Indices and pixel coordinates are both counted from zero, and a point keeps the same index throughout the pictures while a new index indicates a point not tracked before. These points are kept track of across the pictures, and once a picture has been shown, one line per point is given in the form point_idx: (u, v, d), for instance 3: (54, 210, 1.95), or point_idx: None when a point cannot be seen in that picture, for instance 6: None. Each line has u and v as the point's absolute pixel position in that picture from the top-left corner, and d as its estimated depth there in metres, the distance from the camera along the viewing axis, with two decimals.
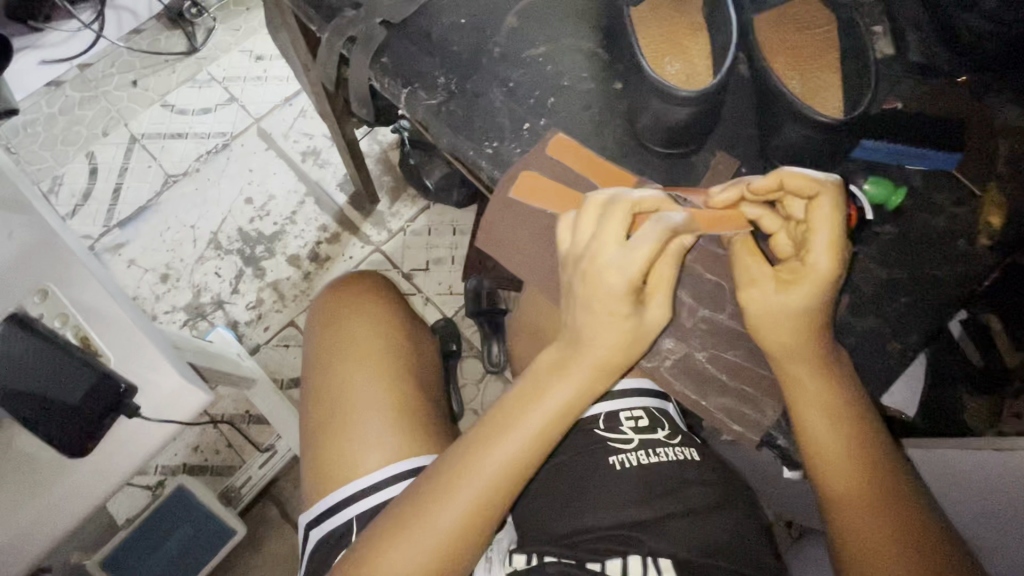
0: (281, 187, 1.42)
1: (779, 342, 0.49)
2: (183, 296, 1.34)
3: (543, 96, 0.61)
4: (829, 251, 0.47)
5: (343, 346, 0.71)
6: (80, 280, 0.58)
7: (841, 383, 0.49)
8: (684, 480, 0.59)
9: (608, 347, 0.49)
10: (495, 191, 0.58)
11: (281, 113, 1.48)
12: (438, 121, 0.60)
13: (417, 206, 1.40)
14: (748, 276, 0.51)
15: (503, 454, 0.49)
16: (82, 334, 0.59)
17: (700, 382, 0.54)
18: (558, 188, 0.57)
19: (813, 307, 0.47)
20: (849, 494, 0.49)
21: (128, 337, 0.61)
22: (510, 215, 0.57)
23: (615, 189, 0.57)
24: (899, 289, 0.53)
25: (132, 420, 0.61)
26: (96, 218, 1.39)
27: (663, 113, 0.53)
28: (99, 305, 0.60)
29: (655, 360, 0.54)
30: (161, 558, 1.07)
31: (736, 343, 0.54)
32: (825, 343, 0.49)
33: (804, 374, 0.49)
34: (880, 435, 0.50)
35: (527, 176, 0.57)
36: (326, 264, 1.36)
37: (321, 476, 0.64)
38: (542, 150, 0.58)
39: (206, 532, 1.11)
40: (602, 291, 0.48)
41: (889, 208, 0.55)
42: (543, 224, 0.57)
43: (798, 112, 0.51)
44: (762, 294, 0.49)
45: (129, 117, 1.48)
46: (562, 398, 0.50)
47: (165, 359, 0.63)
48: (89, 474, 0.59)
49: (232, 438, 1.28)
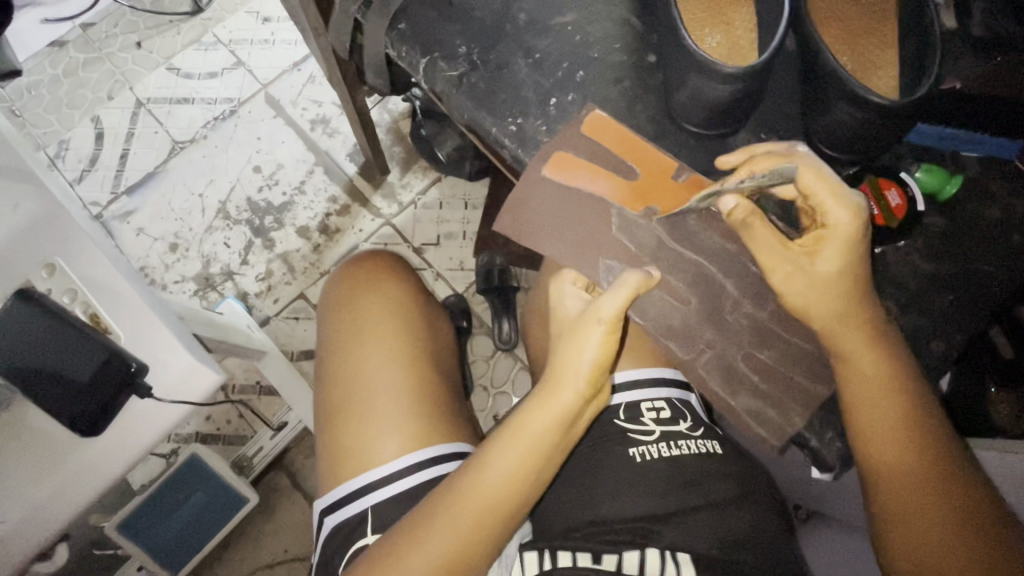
0: (290, 156, 1.38)
1: (832, 317, 0.48)
2: (193, 266, 1.32)
3: (570, 69, 0.57)
4: (835, 194, 0.46)
5: (360, 326, 0.68)
6: (91, 254, 0.59)
7: (900, 366, 0.47)
8: (706, 474, 0.57)
9: (570, 406, 0.49)
10: (524, 169, 0.54)
11: (290, 78, 1.43)
12: (459, 95, 0.57)
13: (428, 177, 1.37)
14: (779, 256, 0.48)
15: (473, 504, 0.49)
16: (91, 310, 0.59)
17: (727, 378, 0.52)
18: (594, 169, 0.53)
19: (852, 265, 0.47)
20: (902, 477, 0.47)
21: (135, 315, 0.60)
22: (534, 194, 0.53)
23: (659, 174, 0.53)
24: (946, 287, 0.50)
25: (143, 401, 0.59)
26: (104, 185, 1.37)
27: (704, 91, 0.49)
28: (105, 279, 0.59)
29: (693, 354, 0.52)
30: (177, 521, 1.10)
31: (770, 341, 0.52)
32: (874, 319, 0.47)
33: (858, 350, 0.47)
34: (940, 420, 0.48)
35: (563, 157, 0.54)
36: (335, 237, 1.33)
37: (334, 463, 0.63)
38: (580, 128, 0.54)
39: (219, 498, 1.13)
40: (571, 366, 0.49)
41: (940, 199, 0.51)
42: (572, 206, 0.53)
43: (851, 92, 0.47)
44: (800, 264, 0.48)
45: (134, 80, 1.44)
46: (526, 450, 0.49)
47: (175, 338, 0.60)
48: (100, 456, 0.58)
49: (244, 409, 1.29)
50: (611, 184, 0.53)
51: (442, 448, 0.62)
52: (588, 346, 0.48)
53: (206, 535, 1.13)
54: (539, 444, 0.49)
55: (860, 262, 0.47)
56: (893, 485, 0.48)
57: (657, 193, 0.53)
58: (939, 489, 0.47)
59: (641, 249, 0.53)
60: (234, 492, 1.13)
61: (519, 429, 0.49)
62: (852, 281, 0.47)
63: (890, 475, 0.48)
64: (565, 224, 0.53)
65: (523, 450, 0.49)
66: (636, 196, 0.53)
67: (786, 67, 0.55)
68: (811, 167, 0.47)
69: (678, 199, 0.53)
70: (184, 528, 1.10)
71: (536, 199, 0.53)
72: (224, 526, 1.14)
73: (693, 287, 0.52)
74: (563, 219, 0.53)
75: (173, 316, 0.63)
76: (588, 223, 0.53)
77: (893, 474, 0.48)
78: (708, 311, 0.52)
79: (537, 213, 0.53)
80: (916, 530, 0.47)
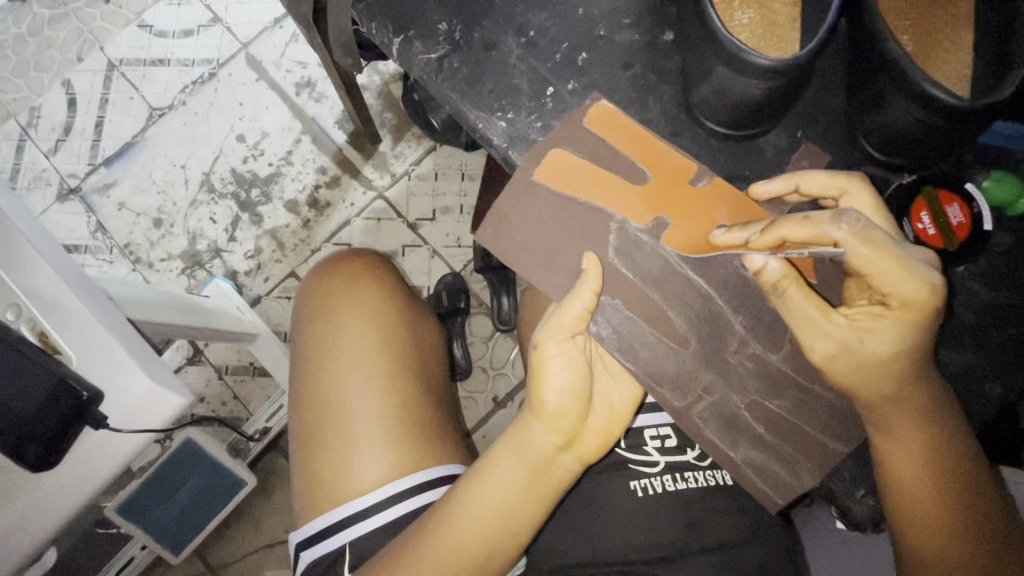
0: (275, 124, 1.17)
1: (871, 392, 0.44)
2: (178, 243, 1.13)
3: (571, 50, 0.48)
4: (908, 271, 0.41)
5: (335, 346, 0.62)
6: (32, 263, 0.48)
7: (935, 416, 0.44)
8: (713, 511, 0.53)
9: (545, 453, 0.47)
10: (518, 167, 0.46)
11: (271, 36, 1.20)
12: (440, 82, 0.48)
13: (423, 146, 1.16)
14: (821, 327, 0.43)
15: (450, 555, 0.47)
16: (38, 328, 0.48)
17: (732, 432, 0.47)
18: (596, 173, 0.46)
19: (912, 348, 0.42)
20: (925, 524, 0.45)
21: (87, 332, 0.49)
22: (524, 205, 0.46)
23: (672, 180, 0.46)
24: (1009, 319, 0.44)
25: (99, 431, 0.49)
26: (80, 155, 1.16)
27: (729, 84, 0.41)
28: (52, 290, 0.49)
29: (689, 401, 0.46)
30: (176, 504, 0.95)
31: (783, 391, 0.47)
32: (923, 380, 0.43)
33: (894, 412, 0.44)
34: (977, 465, 0.45)
35: (560, 155, 0.46)
36: (326, 212, 1.14)
37: (312, 489, 0.59)
38: (582, 123, 0.47)
39: (218, 482, 0.97)
40: (545, 417, 0.46)
41: (1011, 212, 0.45)
42: (570, 221, 0.46)
43: (914, 87, 0.38)
44: (853, 334, 0.43)
45: (105, 39, 1.20)
46: (502, 498, 0.47)
47: (136, 359, 0.50)
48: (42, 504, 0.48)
49: (240, 389, 1.09)
50: (614, 193, 0.46)
51: (422, 476, 0.57)
52: (553, 372, 0.45)
53: (205, 522, 0.98)
54: (518, 496, 0.47)
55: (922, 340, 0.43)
56: (915, 529, 0.46)
57: (667, 202, 0.46)
58: (959, 532, 0.45)
59: (642, 279, 0.46)
60: (231, 477, 0.97)
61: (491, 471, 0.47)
62: (903, 363, 0.43)
63: (913, 519, 0.45)
64: (561, 244, 0.46)
65: (497, 502, 0.47)
66: (641, 207, 0.46)
67: (833, 60, 0.47)
68: (867, 233, 0.41)
69: (694, 210, 0.46)
70: (181, 516, 0.96)
71: (521, 212, 0.46)
72: (224, 510, 0.99)
73: (704, 318, 0.46)
74: (555, 235, 0.46)
75: (132, 329, 0.52)
76: (582, 242, 0.46)
77: (916, 519, 0.45)
78: (707, 355, 0.46)
79: (519, 230, 0.46)
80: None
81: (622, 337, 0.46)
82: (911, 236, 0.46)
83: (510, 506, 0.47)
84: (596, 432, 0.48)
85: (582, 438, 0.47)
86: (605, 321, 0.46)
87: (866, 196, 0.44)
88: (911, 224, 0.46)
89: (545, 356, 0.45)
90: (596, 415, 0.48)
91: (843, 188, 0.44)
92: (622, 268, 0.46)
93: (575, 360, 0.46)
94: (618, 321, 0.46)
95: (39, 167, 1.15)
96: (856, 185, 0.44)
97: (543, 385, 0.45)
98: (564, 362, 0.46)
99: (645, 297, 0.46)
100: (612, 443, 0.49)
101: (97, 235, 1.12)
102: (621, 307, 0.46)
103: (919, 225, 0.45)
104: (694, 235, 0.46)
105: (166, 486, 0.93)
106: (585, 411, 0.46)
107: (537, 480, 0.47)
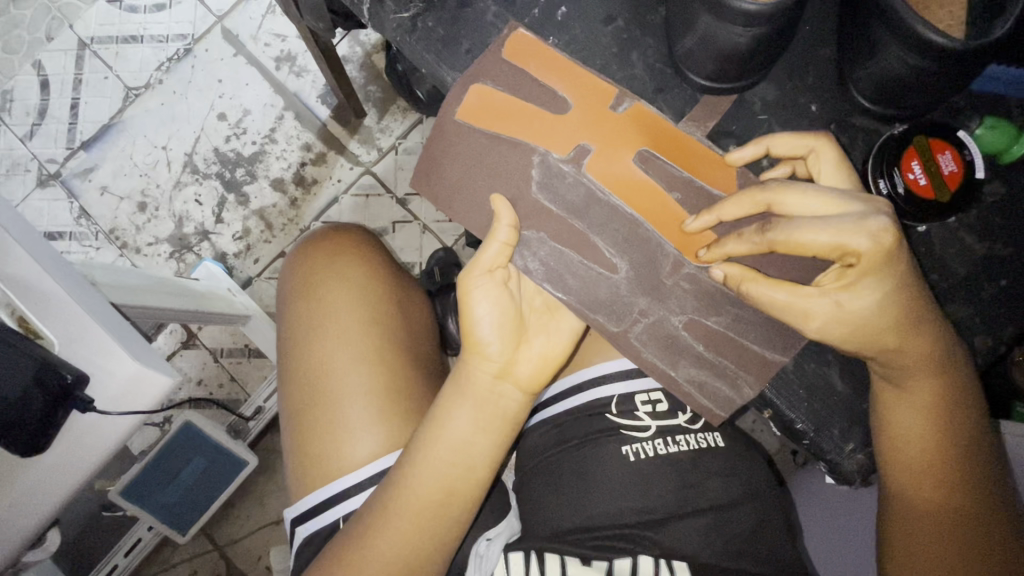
0: (256, 100, 1.13)
1: (869, 352, 0.43)
2: (165, 226, 1.11)
3: (550, 5, 0.47)
4: (842, 233, 0.40)
5: (324, 322, 0.62)
6: (4, 248, 0.47)
7: (940, 358, 0.43)
8: (707, 472, 0.53)
9: (483, 384, 0.47)
10: (439, 108, 0.46)
11: (248, 7, 1.15)
12: (414, 43, 0.47)
13: (409, 118, 1.13)
14: (800, 306, 0.42)
15: (418, 500, 0.46)
16: (18, 314, 0.47)
17: (670, 350, 0.46)
18: (516, 106, 0.46)
19: (888, 294, 0.41)
20: (916, 464, 0.45)
21: (69, 315, 0.48)
22: (451, 148, 0.47)
23: (594, 106, 0.46)
24: (1001, 271, 0.44)
25: (88, 414, 0.48)
26: (57, 139, 1.12)
27: (717, 34, 0.39)
28: (28, 275, 0.47)
29: (624, 325, 0.46)
30: (178, 485, 0.95)
31: (721, 308, 0.46)
32: (927, 326, 0.42)
33: (906, 357, 0.43)
34: (974, 406, 0.45)
35: (481, 92, 0.46)
36: (313, 190, 1.11)
37: (306, 468, 0.58)
38: (501, 54, 0.46)
39: (217, 464, 0.97)
40: (477, 350, 0.47)
41: (1004, 160, 0.44)
42: (513, 166, 0.46)
43: (906, 31, 0.37)
44: (830, 305, 0.42)
45: (73, 16, 1.15)
46: (460, 437, 0.47)
47: (118, 342, 0.49)
48: (34, 490, 0.48)
49: (236, 372, 1.08)
50: (533, 122, 0.46)
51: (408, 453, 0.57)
52: (479, 307, 0.46)
53: (207, 502, 0.98)
54: (473, 434, 0.47)
55: (913, 303, 0.42)
56: (904, 467, 0.46)
57: (590, 129, 0.46)
58: (950, 475, 0.45)
59: (624, 241, 0.46)
60: (231, 458, 0.97)
61: (443, 410, 0.47)
62: (895, 328, 0.42)
63: (904, 460, 0.45)
64: (540, 201, 0.46)
65: (454, 443, 0.47)
66: (563, 136, 0.46)
67: (824, 7, 0.46)
68: (790, 230, 0.41)
69: (618, 134, 0.46)
70: (183, 496, 0.96)
71: (452, 155, 0.47)
72: (224, 491, 0.98)
73: (695, 281, 0.46)
74: (486, 175, 0.46)
75: (114, 310, 0.51)
76: (505, 180, 0.46)
77: (909, 462, 0.45)
78: (701, 316, 0.46)
79: (448, 170, 0.47)
80: (926, 521, 0.46)
81: (550, 268, 0.46)
82: (902, 187, 0.43)
83: (461, 444, 0.47)
84: (532, 361, 0.48)
85: (518, 368, 0.47)
86: (532, 254, 0.46)
87: (834, 156, 0.43)
88: (901, 174, 0.44)
89: (471, 293, 0.46)
90: (531, 346, 0.48)
91: (810, 148, 0.43)
92: (603, 230, 0.46)
93: (501, 296, 0.47)
94: (588, 273, 0.46)
95: (15, 153, 1.12)
96: (821, 146, 0.43)
97: (471, 320, 0.46)
98: (490, 295, 0.46)
99: (635, 260, 0.46)
100: (550, 374, 0.48)
101: (82, 221, 1.10)
102: (546, 240, 0.46)
103: (910, 175, 0.43)
104: (615, 166, 0.46)
105: (166, 469, 0.93)
106: (517, 340, 0.47)
107: (482, 413, 0.47)
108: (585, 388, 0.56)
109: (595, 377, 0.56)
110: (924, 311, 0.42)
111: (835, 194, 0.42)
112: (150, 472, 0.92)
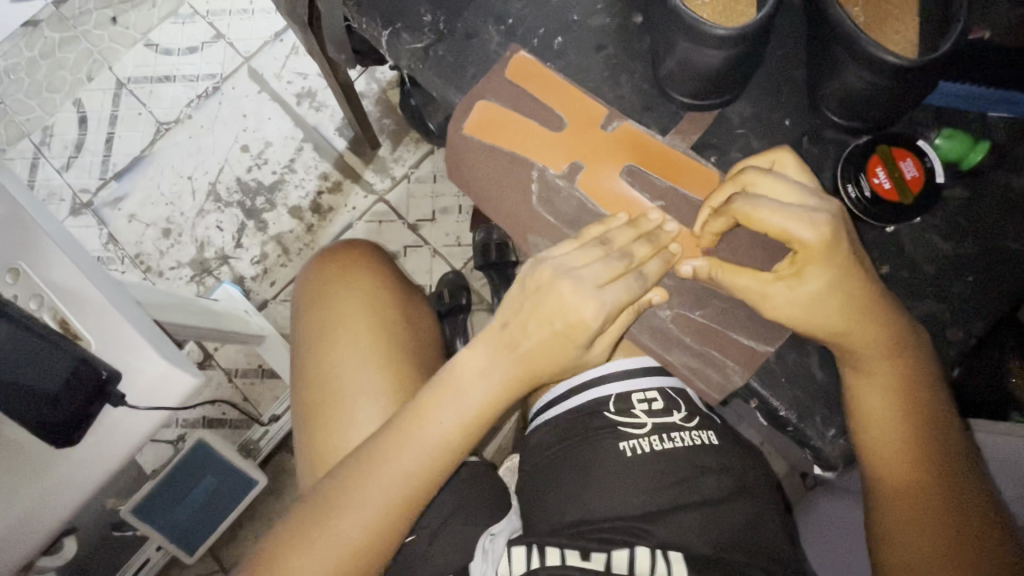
0: (277, 132, 1.21)
1: (838, 341, 0.46)
2: (187, 251, 1.17)
3: (547, 36, 0.53)
4: (788, 219, 0.44)
5: (333, 323, 0.66)
6: (52, 256, 0.51)
7: (902, 342, 0.46)
8: (700, 469, 0.55)
9: None
10: (449, 123, 0.51)
11: (273, 49, 1.25)
12: (426, 70, 0.53)
13: (422, 149, 1.20)
14: (763, 296, 0.46)
15: (402, 468, 0.49)
16: (61, 317, 0.52)
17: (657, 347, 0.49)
18: (519, 122, 0.51)
19: (846, 282, 0.44)
20: (893, 450, 0.47)
21: (105, 318, 0.52)
22: (459, 161, 0.52)
23: (585, 126, 0.51)
24: (965, 269, 0.47)
25: (118, 410, 0.52)
26: (91, 170, 1.21)
27: (693, 57, 0.44)
28: (70, 282, 0.52)
29: None
30: (189, 503, 0.97)
31: (705, 301, 0.50)
32: (891, 314, 0.45)
33: (871, 349, 0.46)
34: (939, 390, 0.48)
35: (486, 108, 0.51)
36: (329, 216, 1.18)
37: (315, 463, 0.62)
38: (504, 74, 0.52)
39: (228, 482, 0.99)
40: None
41: (964, 166, 0.48)
42: (513, 178, 0.51)
43: (862, 52, 0.42)
44: (786, 289, 0.45)
45: (113, 59, 1.26)
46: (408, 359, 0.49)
47: (147, 342, 0.52)
48: (62, 481, 0.51)
49: (249, 392, 1.12)
50: (532, 139, 0.52)
51: None
52: None
53: (218, 521, 1.00)
54: None
55: (870, 292, 0.45)
56: (881, 454, 0.48)
57: (580, 148, 0.51)
58: (923, 466, 0.48)
59: None
60: (242, 475, 0.99)
61: None
62: (860, 318, 0.45)
63: (879, 447, 0.47)
64: (538, 212, 0.50)
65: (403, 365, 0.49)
66: (558, 154, 0.51)
67: (793, 34, 0.51)
68: (751, 210, 0.44)
69: (604, 151, 0.51)
70: (194, 514, 0.98)
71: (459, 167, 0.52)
72: (235, 510, 1.00)
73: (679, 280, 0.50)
74: (489, 187, 0.51)
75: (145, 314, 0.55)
76: (507, 193, 0.51)
77: (884, 449, 0.47)
78: (685, 315, 0.49)
79: None
80: (912, 507, 0.47)
81: None
82: (869, 190, 0.47)
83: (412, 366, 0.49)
84: None
85: None
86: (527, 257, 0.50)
87: (797, 166, 0.47)
88: (867, 179, 0.48)
89: None
90: None
91: (773, 160, 0.47)
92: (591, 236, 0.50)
93: None
94: None
95: (52, 183, 1.20)
96: (781, 160, 0.47)
97: None
98: None
99: None
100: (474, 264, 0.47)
101: (110, 247, 1.17)
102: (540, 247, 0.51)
103: (875, 180, 0.47)
104: (602, 184, 0.51)
105: (180, 485, 0.95)
106: None
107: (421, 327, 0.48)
108: (583, 388, 0.59)
109: (593, 378, 0.59)
110: (884, 297, 0.45)
111: (800, 187, 0.45)
112: (164, 489, 0.94)
